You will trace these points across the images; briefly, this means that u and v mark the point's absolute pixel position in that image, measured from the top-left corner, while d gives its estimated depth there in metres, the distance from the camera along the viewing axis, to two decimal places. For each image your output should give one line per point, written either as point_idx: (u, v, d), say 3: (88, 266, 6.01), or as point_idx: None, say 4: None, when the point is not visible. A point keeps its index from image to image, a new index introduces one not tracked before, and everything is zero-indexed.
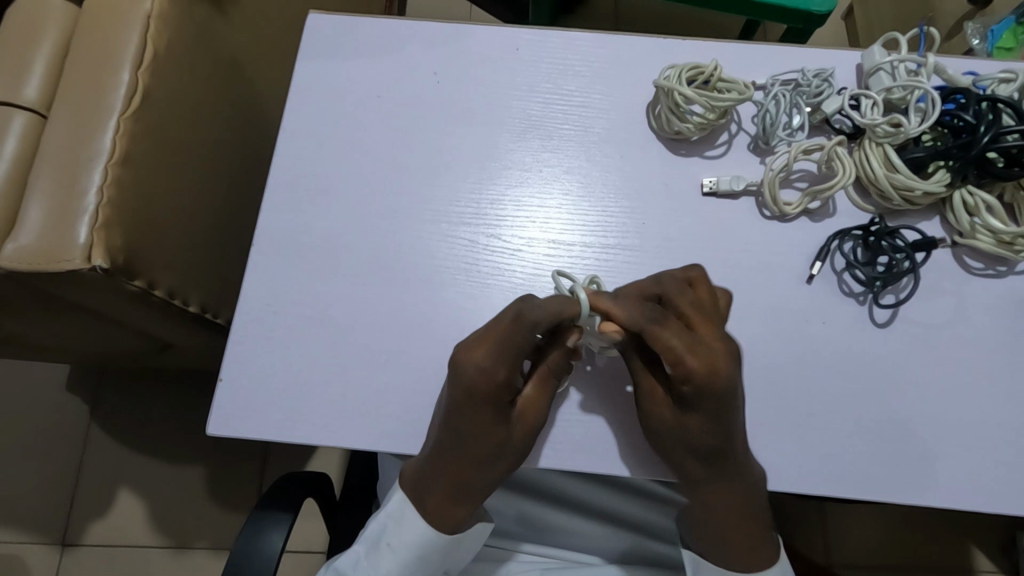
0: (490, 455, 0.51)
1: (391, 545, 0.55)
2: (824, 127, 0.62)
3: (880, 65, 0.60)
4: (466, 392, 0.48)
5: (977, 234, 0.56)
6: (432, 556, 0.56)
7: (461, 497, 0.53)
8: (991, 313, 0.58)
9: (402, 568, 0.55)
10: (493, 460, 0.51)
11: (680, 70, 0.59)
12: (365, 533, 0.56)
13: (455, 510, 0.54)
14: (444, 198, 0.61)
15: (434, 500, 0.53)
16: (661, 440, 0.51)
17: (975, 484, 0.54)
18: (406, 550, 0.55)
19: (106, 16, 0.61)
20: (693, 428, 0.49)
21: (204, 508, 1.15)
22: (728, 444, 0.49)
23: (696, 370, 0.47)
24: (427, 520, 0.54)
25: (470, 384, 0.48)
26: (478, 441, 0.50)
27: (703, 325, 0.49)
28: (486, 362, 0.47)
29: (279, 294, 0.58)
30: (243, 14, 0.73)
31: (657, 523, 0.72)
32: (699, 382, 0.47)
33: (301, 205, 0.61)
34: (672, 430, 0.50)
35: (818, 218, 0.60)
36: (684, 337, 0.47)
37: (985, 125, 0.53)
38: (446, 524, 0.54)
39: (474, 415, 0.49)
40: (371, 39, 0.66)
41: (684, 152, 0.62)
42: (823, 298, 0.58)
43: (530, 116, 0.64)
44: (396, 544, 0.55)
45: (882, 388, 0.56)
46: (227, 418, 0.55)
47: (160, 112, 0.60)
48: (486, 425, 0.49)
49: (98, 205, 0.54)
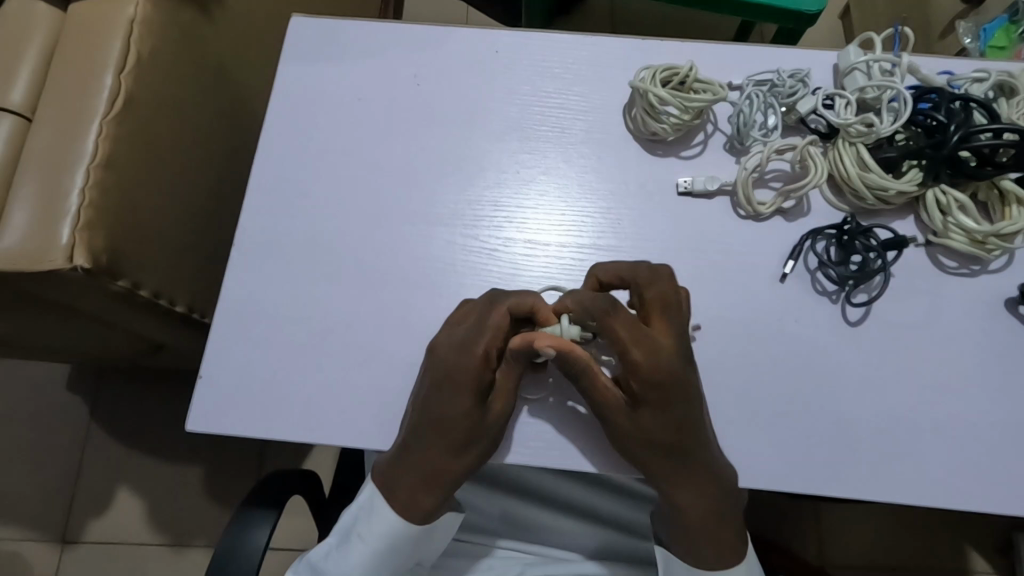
0: (472, 437, 0.51)
1: (361, 534, 0.55)
2: (799, 127, 0.62)
3: (856, 65, 0.60)
4: (451, 373, 0.51)
5: (950, 232, 0.56)
6: (401, 545, 0.56)
7: (433, 484, 0.53)
8: (966, 312, 0.58)
9: (371, 561, 0.56)
10: (474, 441, 0.52)
11: (655, 72, 0.59)
12: (340, 522, 0.57)
13: (426, 498, 0.54)
14: (423, 199, 0.62)
15: (404, 487, 0.53)
16: (618, 438, 0.51)
17: (949, 481, 0.54)
18: (375, 538, 0.55)
19: (90, 21, 0.62)
20: (648, 422, 0.50)
21: (200, 505, 1.16)
22: (683, 436, 0.50)
23: (642, 365, 0.49)
24: (398, 510, 0.55)
25: (457, 364, 0.51)
26: (462, 421, 0.51)
27: (636, 330, 0.49)
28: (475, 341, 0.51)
29: (259, 294, 0.59)
30: (228, 18, 0.74)
31: (638, 521, 0.72)
32: (646, 377, 0.49)
33: (283, 206, 0.62)
34: (630, 428, 0.50)
35: (793, 218, 0.60)
36: (626, 335, 0.49)
37: (956, 125, 0.54)
38: (416, 513, 0.54)
39: (459, 394, 0.51)
40: (353, 42, 0.67)
41: (660, 153, 0.63)
42: (797, 297, 0.58)
43: (508, 117, 0.64)
44: (366, 532, 0.55)
45: (856, 386, 0.56)
46: (207, 416, 0.56)
47: (144, 115, 0.62)
48: (470, 408, 0.51)
49: (81, 207, 0.55)
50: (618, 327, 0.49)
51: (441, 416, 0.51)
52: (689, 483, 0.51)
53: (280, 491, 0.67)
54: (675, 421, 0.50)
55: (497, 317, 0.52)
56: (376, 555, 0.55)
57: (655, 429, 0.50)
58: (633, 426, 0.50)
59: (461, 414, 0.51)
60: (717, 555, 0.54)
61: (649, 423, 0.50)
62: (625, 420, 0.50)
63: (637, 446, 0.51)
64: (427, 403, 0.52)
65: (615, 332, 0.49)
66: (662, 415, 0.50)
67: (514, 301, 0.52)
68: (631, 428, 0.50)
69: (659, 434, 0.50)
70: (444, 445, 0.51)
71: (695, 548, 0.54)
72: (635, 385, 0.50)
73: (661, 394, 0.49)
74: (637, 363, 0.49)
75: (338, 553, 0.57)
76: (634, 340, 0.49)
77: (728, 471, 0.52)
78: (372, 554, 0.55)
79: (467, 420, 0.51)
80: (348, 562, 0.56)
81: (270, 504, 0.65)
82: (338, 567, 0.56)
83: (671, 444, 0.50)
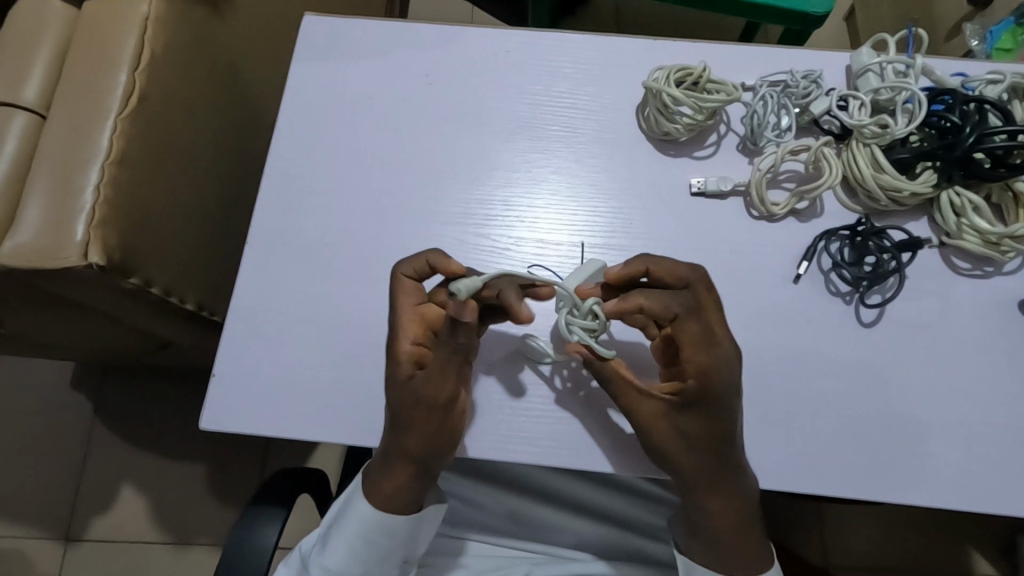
0: (413, 418, 0.50)
1: (339, 526, 0.56)
2: (812, 128, 0.62)
3: (869, 67, 0.60)
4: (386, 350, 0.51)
5: (963, 233, 0.57)
6: (377, 540, 0.55)
7: (394, 468, 0.53)
8: (979, 314, 0.58)
9: (353, 555, 0.56)
10: (417, 423, 0.50)
11: (669, 72, 0.59)
12: (326, 517, 0.59)
13: (390, 484, 0.54)
14: (435, 198, 0.62)
15: (376, 470, 0.54)
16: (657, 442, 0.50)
17: (962, 483, 0.54)
18: (349, 531, 0.55)
19: (104, 18, 0.62)
20: (693, 427, 0.49)
21: (204, 504, 1.16)
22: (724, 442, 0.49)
23: (703, 367, 0.47)
24: (368, 497, 0.55)
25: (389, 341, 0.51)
26: (400, 399, 0.50)
27: (705, 331, 0.47)
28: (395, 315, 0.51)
29: (270, 292, 0.59)
30: (238, 16, 0.74)
31: (645, 519, 0.72)
32: (697, 383, 0.47)
33: (295, 205, 0.62)
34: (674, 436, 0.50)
35: (806, 219, 0.60)
36: (694, 335, 0.48)
37: (971, 126, 0.54)
38: (381, 498, 0.55)
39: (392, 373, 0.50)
40: (364, 41, 0.67)
41: (672, 153, 0.63)
42: (811, 298, 0.58)
43: (519, 116, 0.64)
44: (342, 524, 0.56)
45: (869, 388, 0.56)
46: (219, 414, 0.56)
47: (158, 112, 0.62)
48: (403, 385, 0.50)
49: (95, 204, 0.55)
50: (689, 325, 0.48)
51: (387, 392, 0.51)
52: (710, 488, 0.51)
53: (289, 490, 0.67)
54: (711, 428, 0.48)
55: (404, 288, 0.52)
56: (351, 549, 0.55)
57: (694, 432, 0.49)
58: (668, 430, 0.50)
59: (401, 394, 0.50)
60: (723, 555, 0.54)
61: (681, 428, 0.49)
62: (665, 421, 0.50)
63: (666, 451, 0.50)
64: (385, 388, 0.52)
65: (682, 330, 0.48)
66: (701, 424, 0.48)
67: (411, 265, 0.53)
68: (669, 429, 0.50)
69: (695, 437, 0.49)
70: (393, 422, 0.51)
71: (711, 546, 0.54)
72: (690, 389, 0.48)
73: (709, 401, 0.47)
74: (704, 367, 0.47)
75: (321, 546, 0.57)
76: (699, 339, 0.47)
77: (744, 475, 0.51)
78: (347, 547, 0.55)
79: (408, 401, 0.50)
80: (327, 555, 0.56)
81: (278, 503, 0.65)
82: (317, 560, 0.57)
83: (706, 449, 0.49)
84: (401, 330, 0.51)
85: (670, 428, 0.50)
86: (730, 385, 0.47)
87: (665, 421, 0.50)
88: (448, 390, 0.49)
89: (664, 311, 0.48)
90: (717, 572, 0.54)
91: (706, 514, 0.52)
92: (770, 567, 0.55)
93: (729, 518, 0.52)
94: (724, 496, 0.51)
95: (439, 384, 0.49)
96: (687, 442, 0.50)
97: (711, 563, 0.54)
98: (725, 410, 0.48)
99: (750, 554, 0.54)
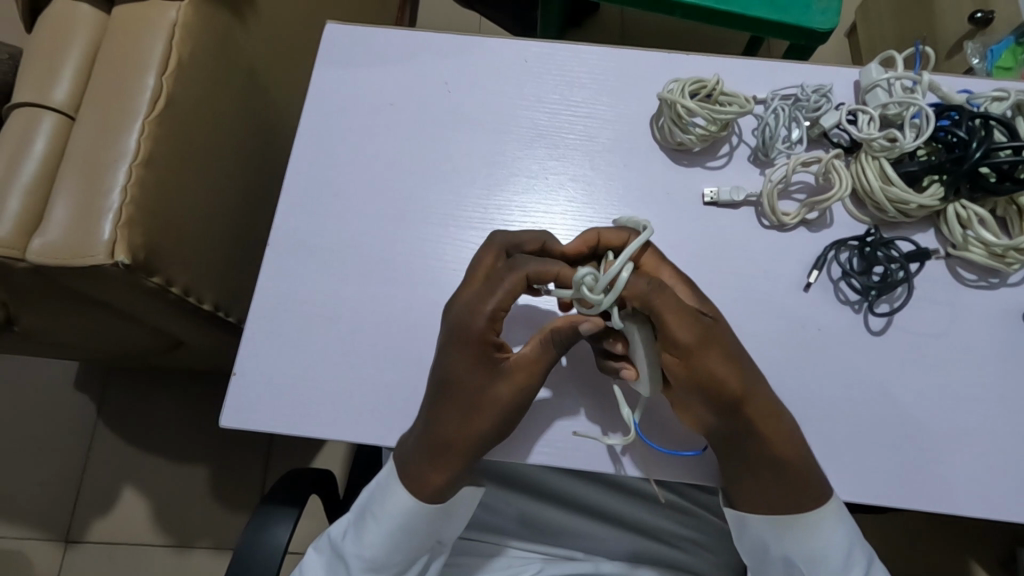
0: (499, 399, 0.51)
1: (378, 514, 0.56)
2: (822, 141, 0.64)
3: (877, 82, 0.62)
4: (462, 339, 0.51)
5: (970, 246, 0.58)
6: (419, 527, 0.56)
7: (442, 460, 0.53)
8: (984, 324, 0.59)
9: (386, 540, 0.55)
10: (488, 414, 0.52)
11: (684, 84, 0.61)
12: (357, 502, 0.59)
13: (437, 476, 0.54)
14: (454, 202, 0.63)
15: (418, 466, 0.54)
16: (722, 390, 0.49)
17: (968, 489, 0.55)
18: (390, 520, 0.55)
19: (134, 23, 0.63)
20: (727, 356, 0.50)
21: (208, 506, 1.16)
22: (747, 364, 0.51)
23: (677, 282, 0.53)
24: (410, 491, 0.55)
25: (467, 330, 0.51)
26: (472, 386, 0.52)
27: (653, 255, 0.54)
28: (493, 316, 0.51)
29: (292, 293, 0.60)
30: (261, 22, 0.75)
31: (656, 525, 0.73)
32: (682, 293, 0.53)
33: (314, 208, 0.63)
34: (727, 374, 0.49)
35: (816, 229, 0.62)
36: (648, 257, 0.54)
37: (977, 141, 0.55)
38: (430, 492, 0.54)
39: (474, 360, 0.51)
40: (384, 49, 0.69)
41: (686, 162, 0.64)
42: (820, 306, 0.59)
43: (538, 125, 0.66)
44: (382, 513, 0.55)
45: (877, 395, 0.57)
46: (240, 411, 0.57)
47: (183, 115, 0.63)
48: (484, 372, 0.52)
49: (121, 204, 0.57)
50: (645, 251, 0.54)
51: (456, 381, 0.52)
52: (770, 410, 0.51)
53: (302, 489, 0.68)
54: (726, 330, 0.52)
55: (512, 286, 0.51)
56: (391, 538, 0.55)
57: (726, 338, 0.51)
58: (720, 364, 0.49)
59: (481, 384, 0.51)
60: (795, 502, 0.52)
61: (722, 350, 0.49)
62: (715, 342, 0.49)
63: (727, 378, 0.49)
64: (443, 375, 0.52)
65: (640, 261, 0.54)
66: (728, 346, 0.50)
67: (537, 270, 0.51)
68: (721, 367, 0.49)
69: (732, 352, 0.50)
70: (460, 410, 0.52)
71: (779, 489, 0.52)
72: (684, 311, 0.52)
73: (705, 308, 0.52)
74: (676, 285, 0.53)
75: (355, 535, 0.57)
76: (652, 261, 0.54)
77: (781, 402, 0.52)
78: (388, 536, 0.55)
79: (486, 390, 0.51)
80: (364, 544, 0.56)
81: (292, 502, 0.66)
82: (354, 549, 0.56)
83: (745, 370, 0.50)
84: (489, 324, 0.51)
85: (716, 349, 0.49)
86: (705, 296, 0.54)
87: (710, 346, 0.49)
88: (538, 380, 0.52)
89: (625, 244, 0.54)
90: (806, 512, 0.52)
91: (772, 454, 0.51)
92: (837, 525, 0.53)
93: (806, 461, 0.51)
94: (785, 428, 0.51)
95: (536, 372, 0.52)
96: (739, 373, 0.50)
97: (785, 511, 0.52)
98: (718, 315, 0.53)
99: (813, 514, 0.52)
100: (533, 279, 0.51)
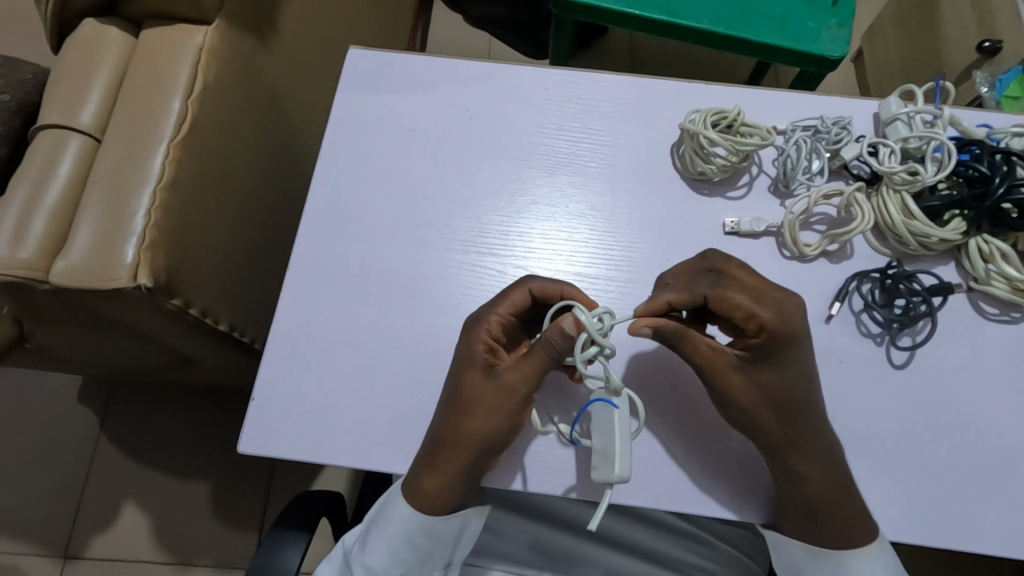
0: (487, 400, 0.52)
1: (382, 525, 0.55)
2: (842, 172, 0.64)
3: (897, 115, 0.62)
4: (469, 338, 0.54)
5: (992, 281, 0.59)
6: (419, 542, 0.55)
7: (436, 462, 0.52)
8: (1006, 358, 0.59)
9: (389, 554, 0.54)
10: (475, 415, 0.52)
11: (705, 115, 0.61)
12: (369, 512, 0.58)
13: (431, 480, 0.53)
14: (473, 229, 0.63)
15: (417, 466, 0.54)
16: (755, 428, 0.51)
17: (993, 527, 0.54)
18: (393, 532, 0.54)
19: (162, 47, 0.64)
20: (768, 393, 0.50)
21: (210, 524, 1.15)
22: (802, 399, 0.50)
23: (769, 322, 0.49)
24: (410, 502, 0.54)
25: (472, 329, 0.55)
26: (470, 388, 0.53)
27: (751, 289, 0.50)
28: (492, 321, 0.54)
29: (313, 317, 0.60)
30: (286, 46, 0.75)
31: (670, 553, 0.72)
32: (771, 332, 0.49)
33: (335, 233, 0.63)
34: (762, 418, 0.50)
35: (837, 260, 0.62)
36: (745, 296, 0.49)
37: (1000, 177, 0.56)
38: (421, 500, 0.53)
39: (472, 359, 0.54)
40: (408, 75, 0.69)
41: (706, 192, 0.64)
42: (842, 338, 0.59)
43: (559, 153, 0.66)
44: (386, 523, 0.54)
45: (899, 429, 0.57)
46: (257, 436, 0.57)
47: (208, 139, 0.63)
48: (479, 373, 0.53)
49: (146, 227, 0.57)
50: (733, 292, 0.50)
51: (455, 379, 0.54)
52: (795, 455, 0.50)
53: (314, 513, 0.66)
54: (792, 378, 0.50)
55: (514, 300, 0.54)
56: (396, 551, 0.54)
57: (781, 389, 0.50)
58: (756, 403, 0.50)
59: (476, 383, 0.53)
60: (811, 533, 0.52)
61: (772, 389, 0.50)
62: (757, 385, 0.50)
63: (770, 433, 0.50)
64: (452, 377, 0.55)
65: (729, 302, 0.50)
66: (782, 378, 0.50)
67: (539, 286, 0.54)
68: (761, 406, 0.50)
69: (784, 392, 0.50)
70: (455, 406, 0.53)
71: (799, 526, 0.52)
72: (757, 347, 0.50)
73: (781, 353, 0.50)
74: (766, 323, 0.49)
75: (362, 544, 0.56)
76: (753, 294, 0.50)
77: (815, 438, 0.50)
78: (391, 549, 0.54)
79: (480, 390, 0.53)
80: (368, 554, 0.55)
81: (303, 527, 0.65)
82: (359, 557, 0.55)
83: (791, 404, 0.50)
84: (488, 329, 0.54)
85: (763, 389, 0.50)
86: (796, 328, 0.49)
87: (752, 388, 0.50)
88: (529, 390, 0.52)
89: (699, 299, 0.52)
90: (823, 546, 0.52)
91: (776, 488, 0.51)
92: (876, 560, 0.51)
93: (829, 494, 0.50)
94: (806, 468, 0.50)
95: (525, 382, 0.52)
96: (778, 406, 0.50)
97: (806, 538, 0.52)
98: (802, 355, 0.50)
99: (837, 546, 0.51)
100: (536, 296, 0.54)
